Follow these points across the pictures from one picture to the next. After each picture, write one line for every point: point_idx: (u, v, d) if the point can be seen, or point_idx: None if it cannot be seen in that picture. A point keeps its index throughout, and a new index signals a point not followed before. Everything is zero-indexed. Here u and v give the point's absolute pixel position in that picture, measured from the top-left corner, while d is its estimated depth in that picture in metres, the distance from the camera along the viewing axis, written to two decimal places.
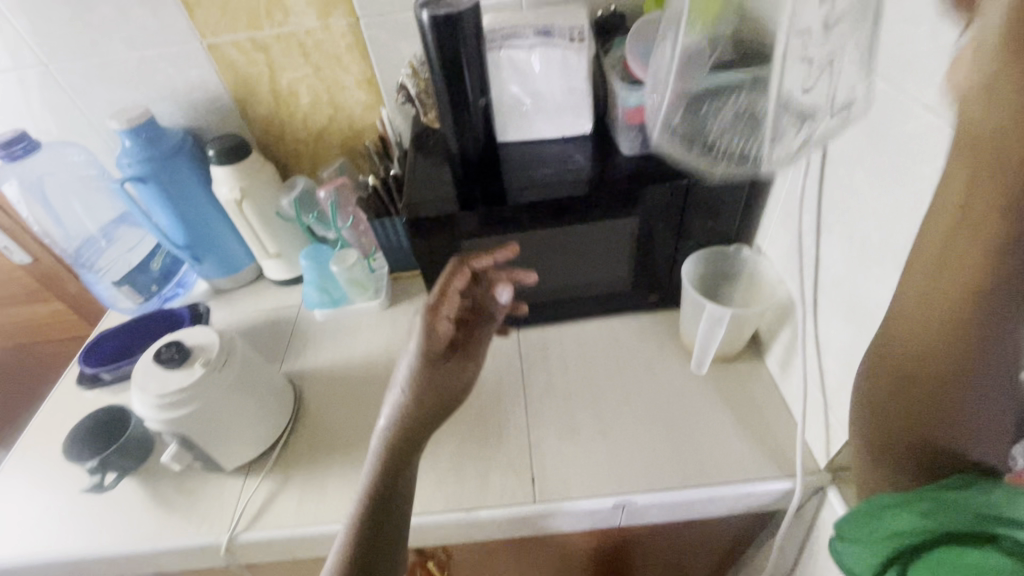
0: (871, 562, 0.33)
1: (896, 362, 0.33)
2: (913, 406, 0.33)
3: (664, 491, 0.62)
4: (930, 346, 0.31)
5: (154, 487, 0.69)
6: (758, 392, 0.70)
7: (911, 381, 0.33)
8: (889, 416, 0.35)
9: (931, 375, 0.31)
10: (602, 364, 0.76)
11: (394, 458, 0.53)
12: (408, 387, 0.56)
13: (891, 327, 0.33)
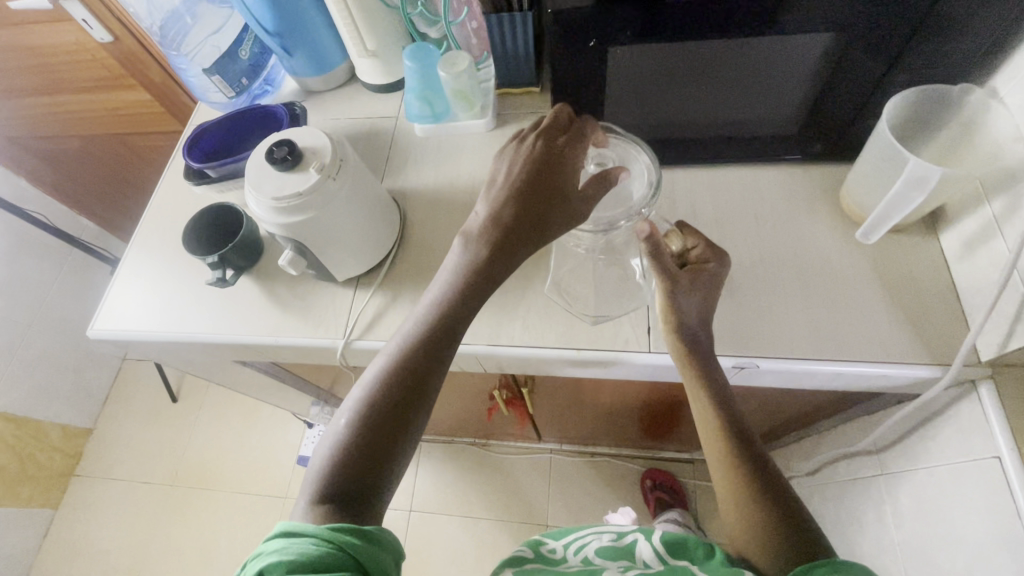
0: None
1: (735, 477, 0.55)
2: (754, 524, 0.53)
3: (792, 361, 0.58)
4: (722, 463, 0.56)
5: (268, 287, 0.70)
6: (922, 271, 0.60)
7: (733, 488, 0.55)
8: (739, 521, 0.54)
9: (732, 482, 0.55)
10: (737, 218, 0.67)
11: (444, 317, 0.51)
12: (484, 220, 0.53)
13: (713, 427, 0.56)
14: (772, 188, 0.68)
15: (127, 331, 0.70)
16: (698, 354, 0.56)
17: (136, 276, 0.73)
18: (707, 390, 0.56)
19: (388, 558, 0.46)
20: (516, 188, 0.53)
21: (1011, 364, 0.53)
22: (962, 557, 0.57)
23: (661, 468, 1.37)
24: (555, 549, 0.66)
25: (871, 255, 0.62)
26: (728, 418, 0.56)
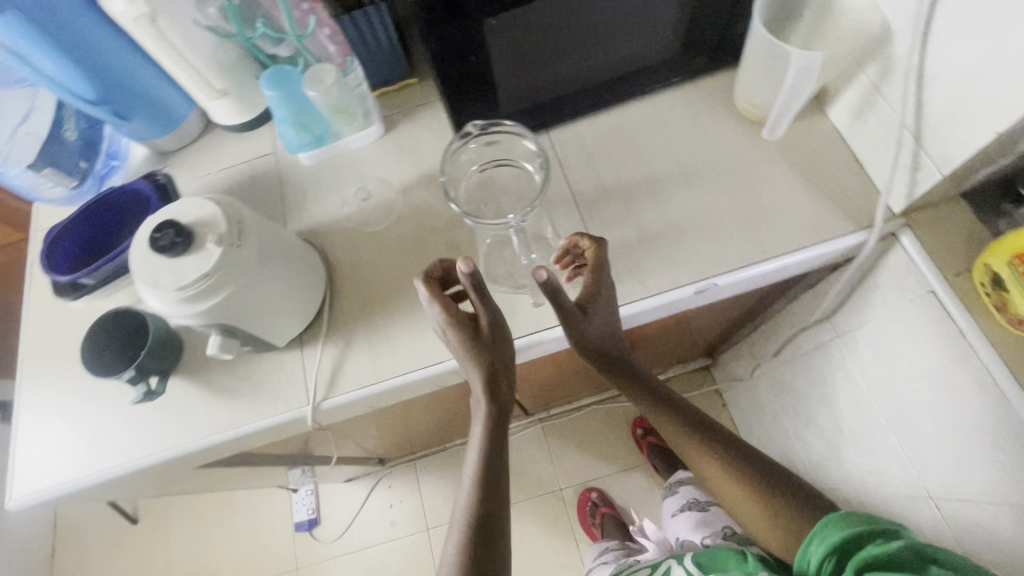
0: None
1: (729, 481, 0.62)
2: (765, 520, 0.60)
3: (741, 269, 0.61)
4: (714, 470, 0.62)
5: (204, 379, 0.63)
6: (825, 147, 0.64)
7: (736, 491, 0.61)
8: (756, 518, 0.60)
9: (736, 487, 0.61)
10: (652, 149, 0.67)
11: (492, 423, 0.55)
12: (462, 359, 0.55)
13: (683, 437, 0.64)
14: (675, 111, 0.69)
15: (57, 487, 0.61)
16: (633, 380, 0.64)
17: (43, 423, 0.63)
18: (648, 400, 0.64)
19: None
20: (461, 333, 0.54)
21: (919, 207, 0.59)
22: (925, 383, 0.65)
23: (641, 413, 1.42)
24: None
25: (778, 145, 0.65)
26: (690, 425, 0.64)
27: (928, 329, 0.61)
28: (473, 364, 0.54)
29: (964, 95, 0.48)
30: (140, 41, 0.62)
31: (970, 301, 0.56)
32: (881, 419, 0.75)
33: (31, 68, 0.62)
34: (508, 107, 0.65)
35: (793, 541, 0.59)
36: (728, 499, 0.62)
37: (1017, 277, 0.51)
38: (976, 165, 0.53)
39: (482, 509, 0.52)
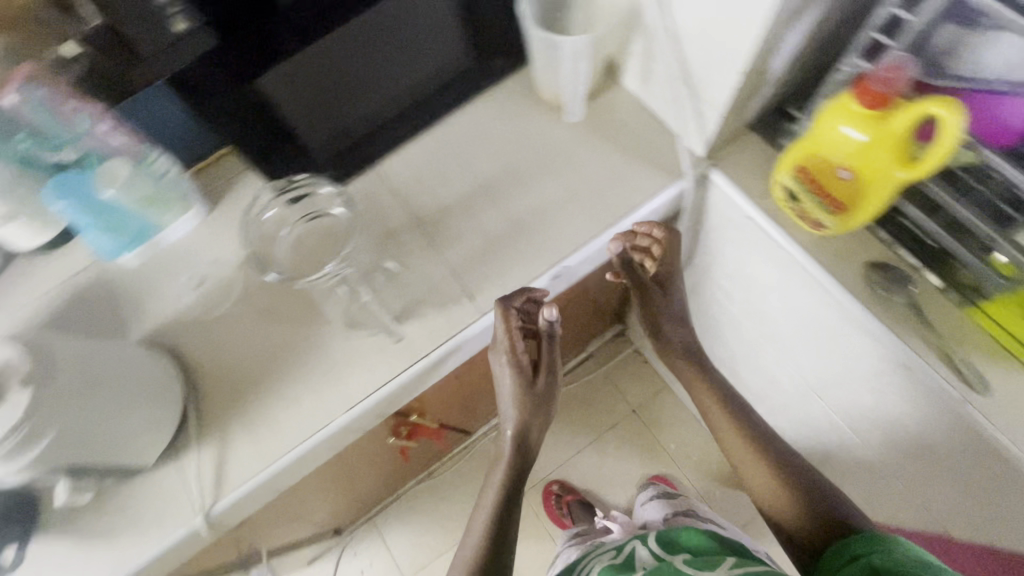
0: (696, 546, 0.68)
1: (746, 449, 0.60)
2: (783, 502, 0.56)
3: (585, 246, 0.64)
4: (735, 439, 0.61)
5: (72, 529, 0.57)
6: (629, 114, 0.69)
7: (749, 458, 0.60)
8: (763, 482, 0.58)
9: (749, 451, 0.60)
10: (479, 157, 0.69)
11: (516, 464, 0.63)
12: (510, 408, 0.62)
13: (722, 406, 0.63)
14: (490, 115, 0.71)
15: None
16: (697, 368, 0.65)
17: None
18: (704, 380, 0.65)
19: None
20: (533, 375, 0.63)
21: (718, 147, 0.66)
22: (772, 296, 0.72)
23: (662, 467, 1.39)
24: None
25: (588, 123, 0.69)
26: (747, 436, 0.61)
27: (757, 250, 0.68)
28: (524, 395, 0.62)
29: (711, 44, 0.54)
30: None
31: (778, 217, 0.63)
32: (755, 337, 0.83)
33: None
34: (323, 153, 0.65)
35: (806, 530, 0.54)
36: (739, 462, 0.61)
37: (802, 186, 0.58)
38: (744, 101, 0.59)
39: (495, 531, 0.58)
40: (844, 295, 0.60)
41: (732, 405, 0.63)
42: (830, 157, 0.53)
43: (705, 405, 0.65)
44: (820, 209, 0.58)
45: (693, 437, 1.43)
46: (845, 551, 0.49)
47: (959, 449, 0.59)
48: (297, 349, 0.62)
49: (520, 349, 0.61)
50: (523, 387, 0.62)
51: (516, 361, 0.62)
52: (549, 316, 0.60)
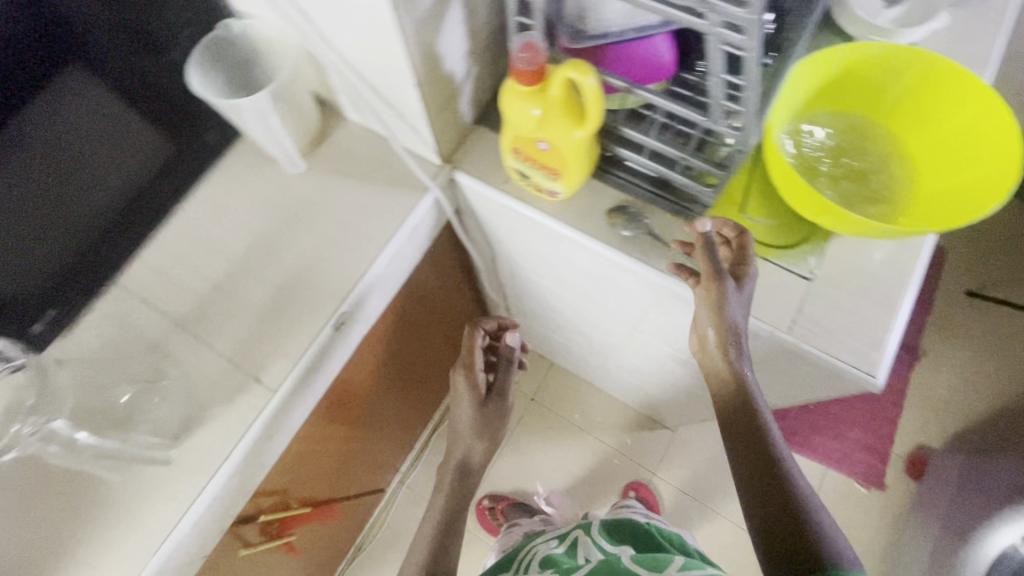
0: (634, 531, 0.82)
1: (748, 452, 0.57)
2: (772, 515, 0.54)
3: (357, 284, 0.64)
4: (740, 442, 0.58)
5: None
6: (363, 144, 0.70)
7: (748, 462, 0.57)
8: (749, 481, 0.56)
9: (747, 456, 0.57)
10: (225, 234, 0.66)
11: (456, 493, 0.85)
12: (471, 424, 0.85)
13: (739, 403, 0.58)
14: (225, 188, 0.68)
15: None
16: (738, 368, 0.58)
17: None
18: (738, 383, 0.58)
19: None
20: (464, 364, 0.85)
21: (451, 150, 0.68)
22: (558, 261, 0.77)
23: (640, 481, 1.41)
24: None
25: (326, 165, 0.69)
26: (757, 438, 0.57)
27: (525, 229, 0.73)
28: (471, 385, 0.84)
29: (382, 69, 0.55)
30: None
31: (523, 195, 0.67)
32: (574, 298, 0.89)
33: None
34: (31, 290, 0.57)
35: (777, 546, 0.53)
36: (732, 453, 0.59)
37: (525, 165, 0.62)
38: (447, 104, 0.62)
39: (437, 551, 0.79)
40: (598, 245, 0.65)
41: (750, 397, 0.58)
42: (525, 136, 0.57)
43: (723, 405, 0.60)
44: (547, 179, 0.62)
45: (591, 399, 1.50)
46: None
47: (728, 339, 0.67)
48: (83, 510, 0.55)
49: (477, 368, 0.84)
50: (477, 408, 0.85)
51: (471, 383, 0.84)
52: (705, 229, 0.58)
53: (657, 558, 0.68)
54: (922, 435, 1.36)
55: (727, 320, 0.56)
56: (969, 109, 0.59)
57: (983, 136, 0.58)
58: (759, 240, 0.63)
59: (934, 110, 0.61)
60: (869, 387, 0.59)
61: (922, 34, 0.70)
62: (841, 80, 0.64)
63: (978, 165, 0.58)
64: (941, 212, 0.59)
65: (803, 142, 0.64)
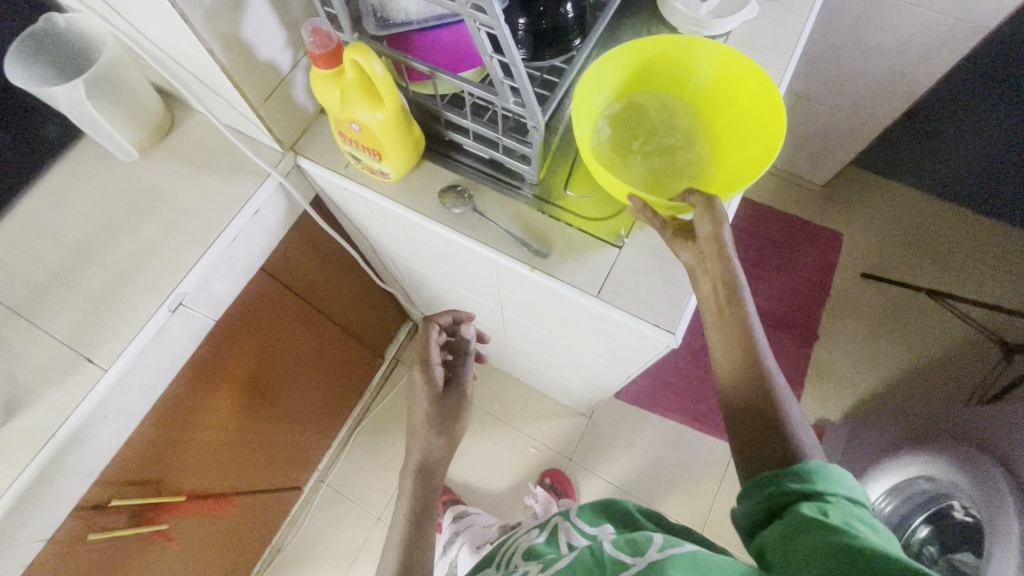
0: (626, 514, 0.75)
1: (736, 386, 0.57)
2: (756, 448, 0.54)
3: (193, 267, 0.66)
4: (732, 376, 0.57)
5: None
6: (208, 135, 0.72)
7: (737, 395, 0.57)
8: (738, 414, 0.56)
9: (738, 389, 0.57)
10: (61, 221, 0.67)
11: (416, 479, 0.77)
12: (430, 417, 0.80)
13: (733, 339, 0.57)
14: (66, 180, 0.69)
15: None
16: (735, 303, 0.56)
17: None
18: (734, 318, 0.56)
19: None
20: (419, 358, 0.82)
21: (292, 138, 0.72)
22: (415, 245, 0.81)
23: (558, 468, 1.43)
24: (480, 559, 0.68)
25: (169, 155, 0.71)
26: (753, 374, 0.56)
27: (374, 213, 0.76)
28: (424, 378, 0.82)
29: (192, 58, 0.58)
30: None
31: (361, 178, 0.71)
32: (446, 282, 0.93)
33: None
34: None
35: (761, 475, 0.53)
36: (721, 383, 0.59)
37: (352, 147, 0.65)
38: (275, 93, 0.66)
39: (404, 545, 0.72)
40: (430, 224, 0.69)
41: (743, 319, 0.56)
42: (339, 118, 0.60)
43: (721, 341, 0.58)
44: (375, 161, 0.65)
45: (510, 390, 1.53)
46: (777, 481, 0.49)
47: (562, 308, 0.72)
48: None
49: (434, 360, 0.82)
50: (438, 400, 0.81)
51: (428, 375, 0.82)
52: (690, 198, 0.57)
53: (638, 539, 0.55)
54: (823, 410, 1.42)
55: (731, 272, 0.56)
56: (749, 84, 0.65)
57: (761, 109, 0.64)
58: (586, 215, 0.68)
59: (724, 87, 0.68)
60: (670, 345, 0.64)
61: (733, 23, 0.76)
62: (646, 62, 0.70)
63: (758, 135, 0.64)
64: (731, 182, 0.64)
65: (615, 119, 0.70)
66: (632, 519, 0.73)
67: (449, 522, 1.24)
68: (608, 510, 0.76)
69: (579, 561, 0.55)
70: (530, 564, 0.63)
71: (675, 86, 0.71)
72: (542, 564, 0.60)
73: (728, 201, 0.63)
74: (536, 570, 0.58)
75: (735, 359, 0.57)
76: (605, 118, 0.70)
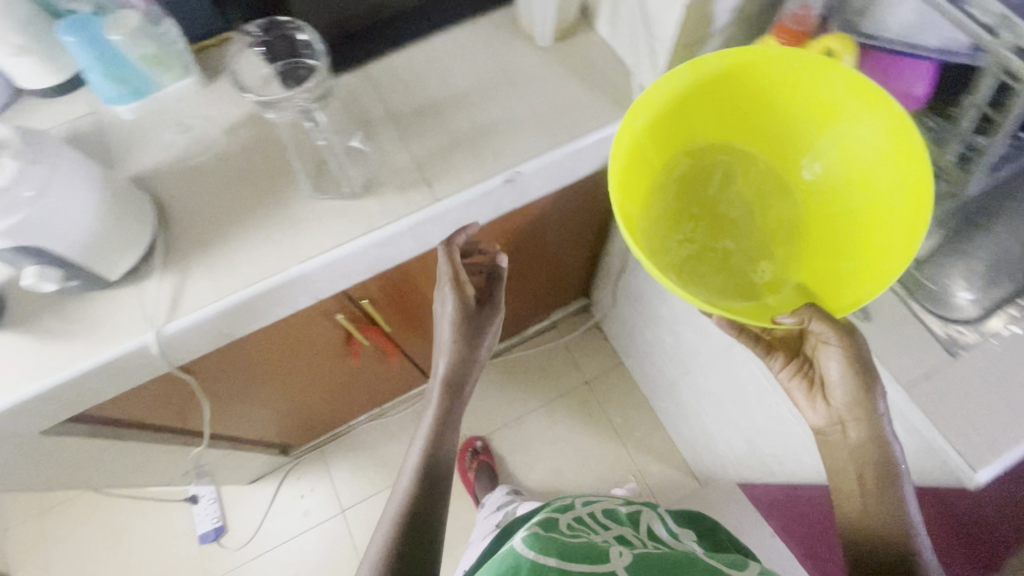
0: (711, 527, 0.84)
1: (862, 496, 0.58)
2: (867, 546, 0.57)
3: (540, 158, 0.71)
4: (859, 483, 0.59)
5: (36, 327, 0.62)
6: (596, 55, 0.77)
7: (868, 510, 0.58)
8: (862, 528, 0.58)
9: (872, 502, 0.58)
10: (453, 66, 0.76)
11: (457, 376, 0.70)
12: (454, 334, 0.70)
13: (874, 443, 0.58)
14: (469, 37, 0.78)
15: None
16: (872, 396, 0.57)
17: None
18: (869, 412, 0.58)
19: (537, 544, 0.56)
20: (456, 277, 0.69)
21: None
22: None
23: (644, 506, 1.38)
24: (563, 507, 0.76)
25: (559, 56, 0.77)
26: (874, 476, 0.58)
27: None
28: (453, 290, 0.69)
29: None
30: None
31: None
32: None
33: None
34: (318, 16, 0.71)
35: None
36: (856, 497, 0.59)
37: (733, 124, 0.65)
38: (693, 46, 0.68)
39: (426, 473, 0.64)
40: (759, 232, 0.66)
41: (881, 428, 0.58)
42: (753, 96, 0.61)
43: (848, 429, 0.60)
44: None
45: (640, 412, 1.49)
46: None
47: None
48: (266, 208, 0.68)
49: (463, 277, 0.69)
50: (463, 319, 0.70)
51: (457, 284, 0.69)
52: (827, 360, 0.59)
53: (738, 559, 0.62)
54: None
55: (873, 380, 0.57)
56: (822, 111, 0.60)
57: (863, 143, 0.58)
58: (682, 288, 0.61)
59: (794, 125, 0.62)
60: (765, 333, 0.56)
61: None
62: (703, 106, 0.62)
63: (857, 175, 0.59)
64: (829, 247, 0.62)
65: (680, 205, 0.67)
66: (718, 537, 0.82)
67: (498, 494, 1.27)
68: (699, 516, 0.86)
69: (674, 552, 0.61)
70: (610, 530, 0.68)
71: (738, 121, 0.64)
72: (628, 541, 0.64)
73: (824, 285, 0.61)
74: (616, 542, 0.62)
75: (862, 451, 0.59)
76: (666, 189, 0.66)
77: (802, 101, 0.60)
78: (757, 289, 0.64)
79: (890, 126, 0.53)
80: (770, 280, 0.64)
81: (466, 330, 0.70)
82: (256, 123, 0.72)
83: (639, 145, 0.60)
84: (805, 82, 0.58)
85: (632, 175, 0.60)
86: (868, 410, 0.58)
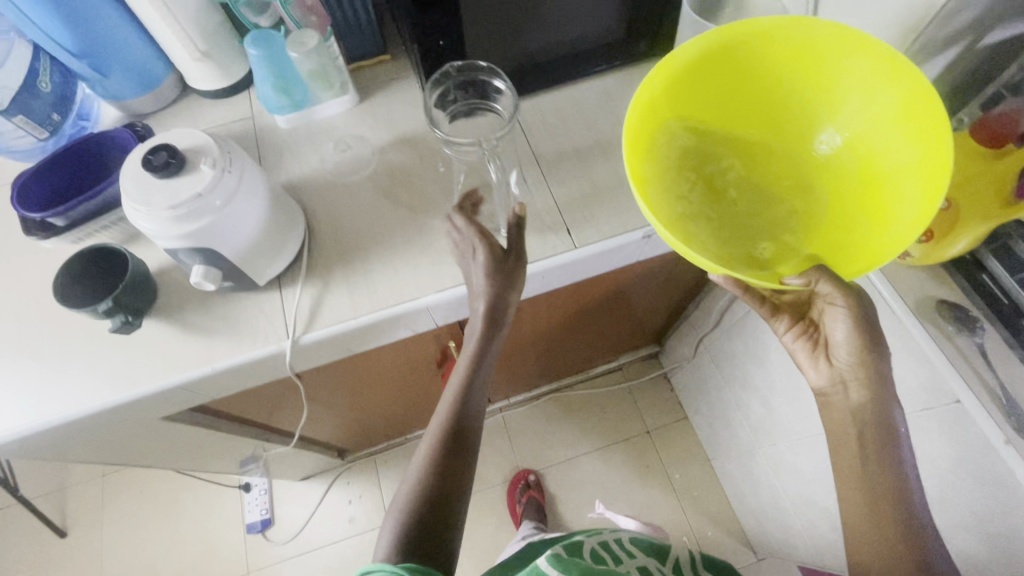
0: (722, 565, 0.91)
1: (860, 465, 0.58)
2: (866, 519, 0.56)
3: None
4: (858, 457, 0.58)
5: (183, 320, 0.65)
6: None
7: (872, 485, 0.57)
8: (856, 501, 0.58)
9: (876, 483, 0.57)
10: (601, 113, 0.77)
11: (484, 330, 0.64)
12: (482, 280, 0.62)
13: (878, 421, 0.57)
14: (619, 87, 0.79)
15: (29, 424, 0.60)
16: (875, 352, 0.57)
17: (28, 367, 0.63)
18: (875, 377, 0.57)
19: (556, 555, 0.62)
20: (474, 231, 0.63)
21: None
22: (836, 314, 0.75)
23: None
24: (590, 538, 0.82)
25: None
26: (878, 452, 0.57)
27: None
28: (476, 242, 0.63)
29: None
30: (137, 10, 0.68)
31: None
32: None
33: (27, 24, 0.66)
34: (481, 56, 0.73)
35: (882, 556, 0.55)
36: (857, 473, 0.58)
37: None
38: None
39: (450, 439, 0.64)
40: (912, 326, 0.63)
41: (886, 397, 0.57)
42: None
43: (849, 391, 0.59)
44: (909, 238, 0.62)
45: (699, 470, 1.43)
46: None
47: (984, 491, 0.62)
48: (407, 232, 0.69)
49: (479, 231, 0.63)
50: (499, 264, 0.62)
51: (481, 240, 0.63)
52: (833, 317, 0.58)
53: None
54: None
55: (869, 329, 0.57)
56: (833, 76, 0.58)
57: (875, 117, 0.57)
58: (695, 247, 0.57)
59: (803, 94, 0.61)
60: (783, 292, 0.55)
61: None
62: (716, 72, 0.60)
63: (868, 154, 0.58)
64: (838, 217, 0.60)
65: (693, 168, 0.62)
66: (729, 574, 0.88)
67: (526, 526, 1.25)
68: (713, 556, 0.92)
69: None
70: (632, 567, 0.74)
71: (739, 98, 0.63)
72: None
73: (838, 253, 0.58)
74: None
75: (863, 416, 0.58)
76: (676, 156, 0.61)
77: (805, 77, 0.60)
78: (756, 265, 0.60)
79: (909, 96, 0.52)
80: (769, 258, 0.61)
81: (496, 268, 0.62)
82: (405, 148, 0.74)
83: (650, 104, 0.58)
84: (812, 50, 0.57)
85: (637, 132, 0.58)
86: (872, 366, 0.57)
